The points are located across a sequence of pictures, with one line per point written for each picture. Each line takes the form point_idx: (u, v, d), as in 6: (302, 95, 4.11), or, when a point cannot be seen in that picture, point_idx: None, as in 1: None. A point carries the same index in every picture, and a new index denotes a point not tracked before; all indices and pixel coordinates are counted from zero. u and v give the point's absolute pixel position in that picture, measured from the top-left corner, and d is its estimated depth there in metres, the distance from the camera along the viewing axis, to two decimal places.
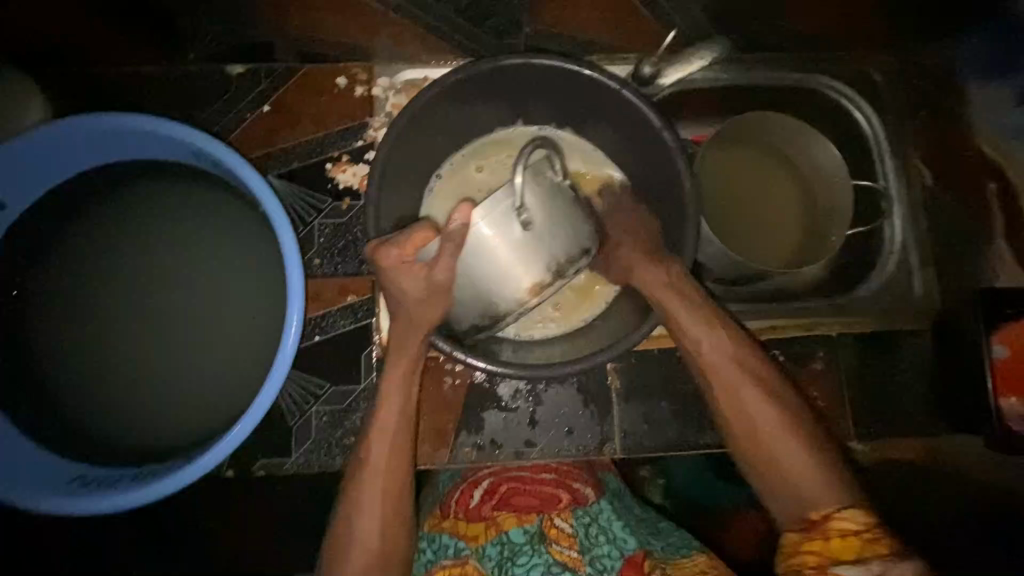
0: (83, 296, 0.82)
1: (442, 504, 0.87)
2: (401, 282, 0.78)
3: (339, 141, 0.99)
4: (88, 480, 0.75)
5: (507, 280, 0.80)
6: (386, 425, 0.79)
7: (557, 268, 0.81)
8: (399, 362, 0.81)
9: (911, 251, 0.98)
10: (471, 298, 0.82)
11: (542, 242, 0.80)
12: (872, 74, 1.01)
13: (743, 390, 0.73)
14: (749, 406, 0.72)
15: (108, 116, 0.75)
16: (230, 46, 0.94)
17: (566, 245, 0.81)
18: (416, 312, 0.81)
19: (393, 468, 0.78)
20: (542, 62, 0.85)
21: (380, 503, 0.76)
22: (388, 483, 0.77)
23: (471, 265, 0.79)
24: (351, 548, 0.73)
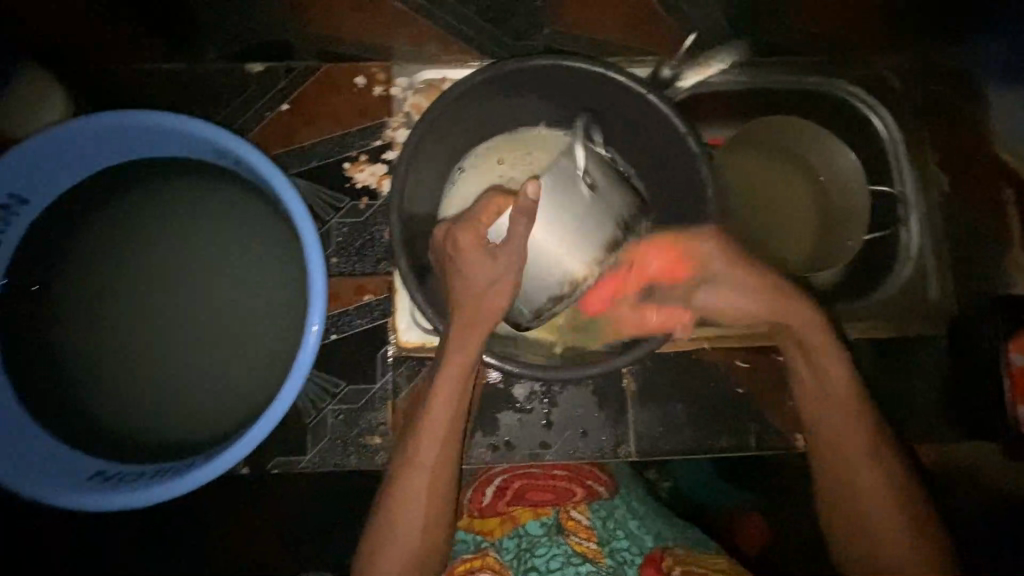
0: (110, 291, 0.85)
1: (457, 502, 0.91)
2: (471, 269, 0.75)
3: (358, 140, 0.99)
4: (112, 475, 0.77)
5: (573, 251, 0.79)
6: (437, 425, 0.79)
7: (623, 223, 0.82)
8: (448, 369, 0.79)
9: (927, 256, 1.00)
10: (543, 275, 0.80)
11: (608, 203, 0.81)
12: (890, 78, 1.03)
13: (828, 385, 0.83)
14: (850, 448, 0.81)
15: (132, 116, 0.76)
16: (251, 43, 0.95)
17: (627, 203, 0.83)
18: (482, 301, 0.77)
19: (441, 471, 0.78)
20: (569, 63, 0.84)
21: (424, 502, 0.78)
22: (434, 484, 0.78)
23: (542, 241, 0.79)
24: (393, 549, 0.77)
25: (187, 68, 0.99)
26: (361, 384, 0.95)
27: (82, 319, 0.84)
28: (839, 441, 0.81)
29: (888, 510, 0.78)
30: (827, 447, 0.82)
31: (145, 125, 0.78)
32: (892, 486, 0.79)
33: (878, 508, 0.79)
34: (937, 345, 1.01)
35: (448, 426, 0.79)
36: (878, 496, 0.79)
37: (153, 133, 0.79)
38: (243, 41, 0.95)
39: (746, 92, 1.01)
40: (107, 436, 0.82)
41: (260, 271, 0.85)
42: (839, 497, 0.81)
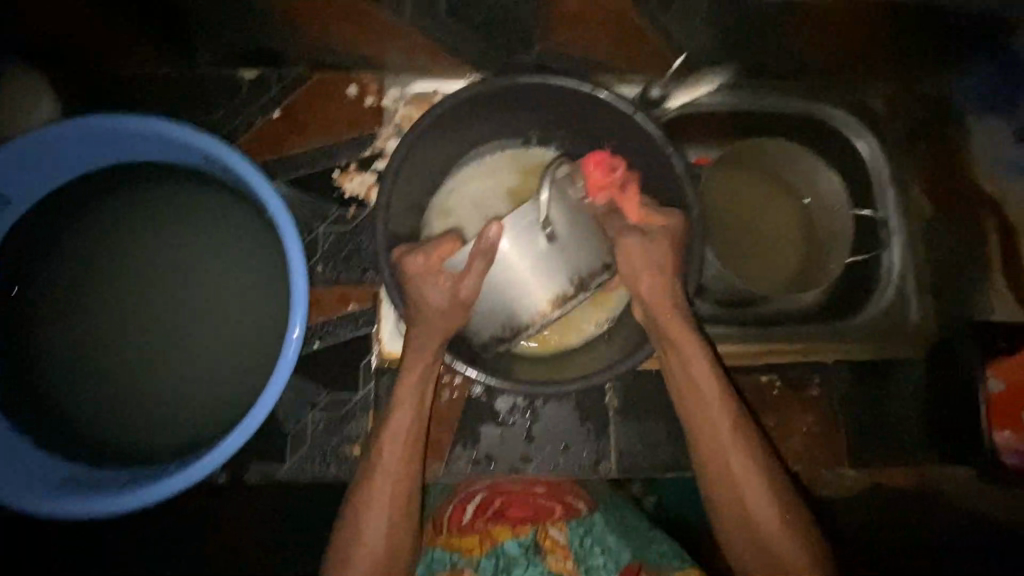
0: (92, 293, 0.84)
1: (435, 519, 0.88)
2: (426, 290, 0.78)
3: (348, 149, 1.00)
4: (84, 480, 0.77)
5: (529, 294, 0.82)
6: (398, 433, 0.79)
7: (579, 281, 0.83)
8: (411, 374, 0.81)
9: (907, 279, 1.02)
10: (490, 312, 0.84)
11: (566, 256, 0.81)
12: (873, 104, 1.06)
13: (719, 431, 0.78)
14: (721, 441, 0.77)
15: (121, 119, 0.76)
16: (245, 50, 0.96)
17: (589, 260, 0.82)
18: (439, 319, 0.79)
19: (405, 481, 0.78)
20: (559, 82, 0.84)
21: (386, 510, 0.77)
22: (397, 496, 0.78)
23: (504, 274, 0.82)
24: (356, 554, 0.75)
25: (179, 73, 0.99)
26: (342, 393, 0.95)
27: (62, 321, 0.83)
28: (703, 432, 0.78)
29: (768, 500, 0.75)
30: (706, 444, 0.78)
31: (130, 129, 0.78)
32: (771, 477, 0.77)
33: (762, 507, 0.75)
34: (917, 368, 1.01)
35: (412, 434, 0.80)
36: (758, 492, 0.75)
37: (140, 137, 0.79)
38: (236, 47, 0.95)
39: (732, 113, 1.04)
40: (82, 440, 0.81)
41: (244, 277, 0.85)
42: (722, 500, 0.77)
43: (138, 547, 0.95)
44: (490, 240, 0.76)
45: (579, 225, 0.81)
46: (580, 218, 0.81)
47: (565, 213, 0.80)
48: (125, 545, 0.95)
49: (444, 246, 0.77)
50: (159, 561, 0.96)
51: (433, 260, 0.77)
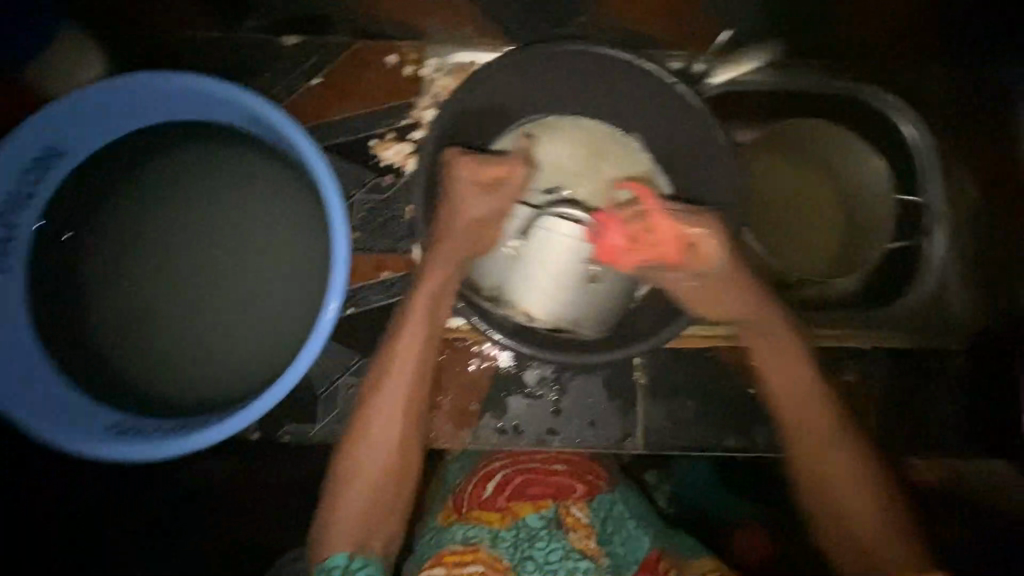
0: (139, 250, 0.87)
1: (454, 496, 0.85)
2: (467, 205, 0.82)
3: (386, 118, 1.00)
4: (132, 428, 0.79)
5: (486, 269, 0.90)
6: (411, 347, 0.83)
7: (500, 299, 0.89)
8: (428, 285, 0.83)
9: (952, 268, 0.99)
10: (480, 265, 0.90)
11: (517, 273, 0.87)
12: (924, 86, 1.02)
13: (803, 402, 0.82)
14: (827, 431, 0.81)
15: (173, 78, 0.77)
16: (289, 16, 0.97)
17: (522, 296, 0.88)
18: (465, 238, 0.83)
19: (415, 393, 0.82)
20: (600, 50, 0.84)
21: (389, 448, 0.80)
22: (408, 405, 0.82)
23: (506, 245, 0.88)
24: (362, 460, 0.79)
25: (221, 37, 1.00)
26: (373, 358, 0.96)
27: (110, 276, 0.86)
28: (806, 426, 0.82)
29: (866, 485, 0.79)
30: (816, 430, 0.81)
31: (181, 87, 0.79)
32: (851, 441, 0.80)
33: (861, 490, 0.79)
34: (956, 359, 0.99)
35: (423, 347, 0.83)
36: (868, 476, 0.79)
37: (189, 95, 0.81)
38: (280, 12, 0.96)
39: (768, 96, 1.00)
40: (126, 391, 0.84)
41: (284, 239, 0.86)
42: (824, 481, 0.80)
43: (138, 545, 0.97)
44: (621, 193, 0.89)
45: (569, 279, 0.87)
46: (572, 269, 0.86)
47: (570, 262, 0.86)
48: (125, 545, 0.97)
49: (502, 168, 0.84)
50: (160, 559, 0.97)
51: (483, 175, 0.82)
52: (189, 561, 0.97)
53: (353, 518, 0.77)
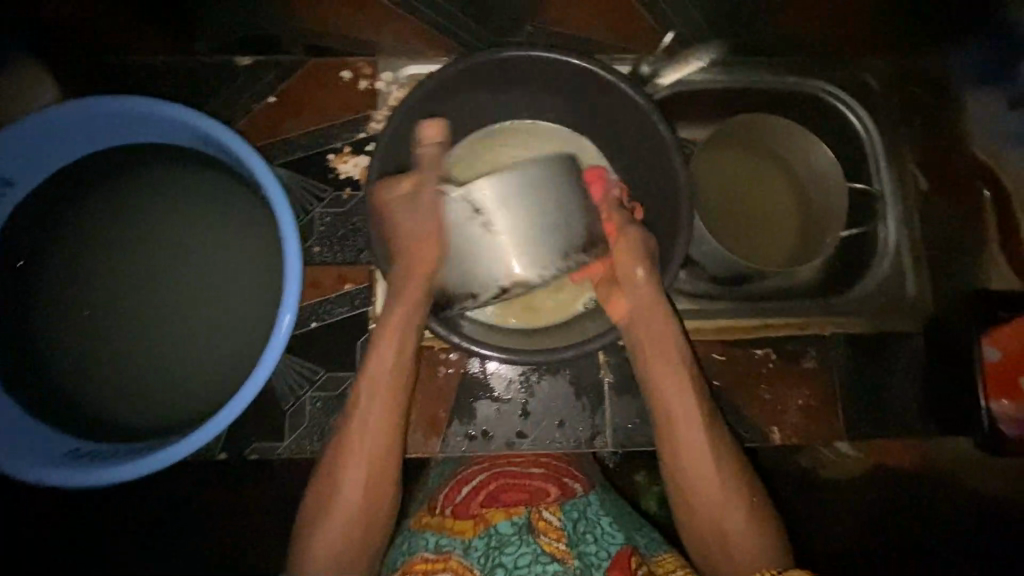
0: (95, 275, 0.86)
1: (431, 500, 0.86)
2: (400, 218, 0.81)
3: (342, 132, 1.01)
4: (87, 454, 0.78)
5: (478, 274, 0.80)
6: (386, 370, 0.82)
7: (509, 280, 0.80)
8: (401, 308, 0.82)
9: (904, 252, 1.01)
10: (459, 275, 0.82)
11: (488, 251, 0.79)
12: (868, 79, 1.05)
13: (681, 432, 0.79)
14: (689, 441, 0.79)
15: (117, 101, 0.78)
16: (239, 36, 0.97)
17: (513, 260, 0.79)
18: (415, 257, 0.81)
19: (391, 414, 0.81)
20: (540, 54, 0.85)
21: (366, 478, 0.78)
22: (385, 427, 0.80)
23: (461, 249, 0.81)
24: (339, 486, 0.77)
25: (177, 61, 1.01)
26: (339, 370, 0.96)
27: (67, 301, 0.85)
28: (676, 437, 0.79)
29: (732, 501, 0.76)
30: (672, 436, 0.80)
31: (126, 109, 0.79)
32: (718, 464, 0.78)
33: (725, 503, 0.76)
34: (916, 340, 1.01)
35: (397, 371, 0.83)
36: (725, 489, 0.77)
37: (135, 117, 0.81)
38: (231, 33, 0.97)
39: (726, 91, 1.03)
40: (87, 418, 0.83)
41: (237, 255, 0.87)
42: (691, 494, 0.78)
43: (138, 545, 0.97)
44: (432, 131, 0.83)
45: (578, 193, 0.83)
46: (582, 195, 0.84)
47: (571, 180, 0.83)
48: (125, 545, 0.97)
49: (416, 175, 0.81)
50: (160, 559, 0.97)
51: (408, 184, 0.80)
52: (188, 562, 0.97)
53: (335, 543, 0.74)
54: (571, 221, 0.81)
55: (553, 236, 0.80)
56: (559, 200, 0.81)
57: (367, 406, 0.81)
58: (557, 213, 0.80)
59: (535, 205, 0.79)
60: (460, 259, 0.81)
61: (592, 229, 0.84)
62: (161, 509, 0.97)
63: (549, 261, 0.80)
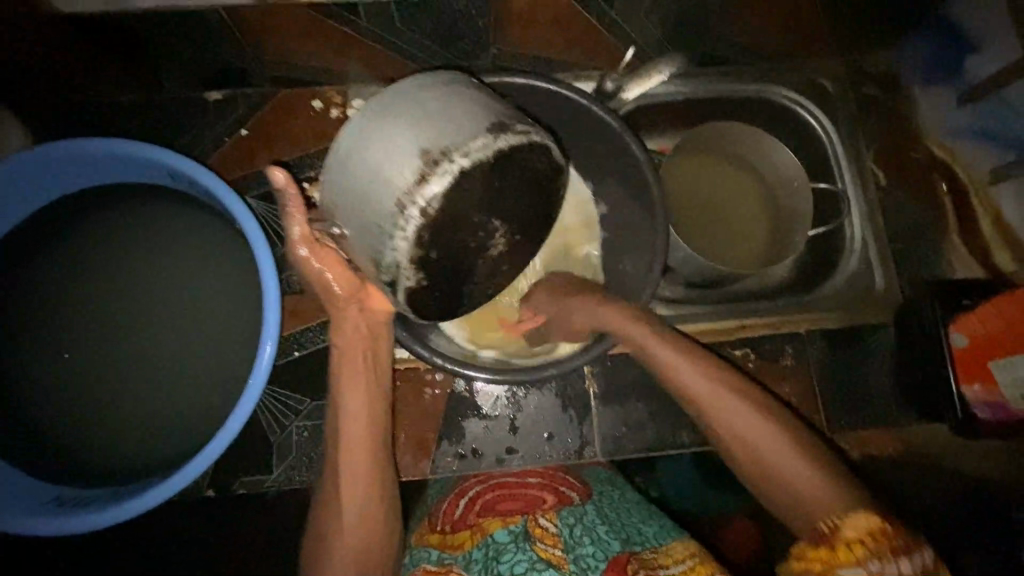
0: (64, 316, 0.85)
1: (431, 516, 0.87)
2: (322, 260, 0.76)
3: (317, 161, 1.03)
4: (69, 501, 0.78)
5: (366, 246, 0.64)
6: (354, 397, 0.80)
7: (385, 234, 0.62)
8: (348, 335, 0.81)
9: (870, 245, 1.04)
10: (360, 262, 0.68)
11: (357, 230, 0.65)
12: (824, 83, 1.08)
13: (727, 413, 0.75)
14: (714, 410, 0.76)
15: (88, 145, 0.80)
16: (207, 72, 0.98)
17: (371, 210, 0.62)
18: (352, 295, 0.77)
19: (366, 440, 0.79)
20: (511, 79, 0.87)
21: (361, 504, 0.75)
22: (363, 455, 0.78)
23: (349, 247, 0.68)
24: (336, 517, 0.74)
25: (147, 98, 1.02)
26: (325, 399, 0.96)
27: (39, 343, 0.84)
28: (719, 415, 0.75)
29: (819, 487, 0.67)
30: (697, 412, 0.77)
31: (97, 152, 0.80)
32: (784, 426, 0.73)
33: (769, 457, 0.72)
34: (888, 330, 1.04)
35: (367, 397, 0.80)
36: (767, 449, 0.72)
37: (107, 159, 0.82)
38: (198, 71, 0.98)
39: (690, 101, 1.07)
40: (65, 462, 0.82)
41: (213, 289, 0.86)
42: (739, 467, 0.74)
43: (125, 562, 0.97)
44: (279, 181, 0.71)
45: (394, 120, 0.61)
46: (395, 125, 0.61)
47: (383, 109, 0.61)
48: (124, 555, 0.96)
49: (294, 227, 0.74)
50: None
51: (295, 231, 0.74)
52: None
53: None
54: (393, 163, 0.60)
55: (384, 184, 0.61)
56: (368, 152, 0.61)
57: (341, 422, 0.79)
58: (372, 161, 0.61)
59: (348, 176, 0.63)
60: (352, 254, 0.68)
61: (423, 145, 0.60)
62: (150, 545, 0.97)
63: (391, 222, 0.61)
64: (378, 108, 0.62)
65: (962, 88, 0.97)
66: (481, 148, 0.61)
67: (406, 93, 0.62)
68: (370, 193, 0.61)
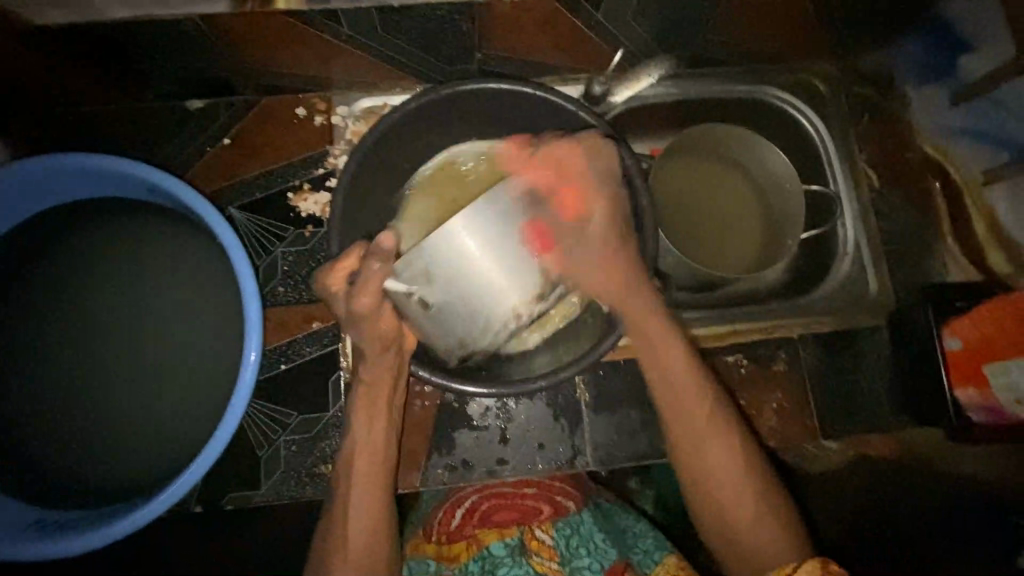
0: (43, 336, 0.83)
1: (425, 525, 0.86)
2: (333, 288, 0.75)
3: (301, 170, 1.01)
4: (53, 525, 0.78)
5: (462, 331, 0.77)
6: (375, 411, 0.81)
7: (487, 330, 0.78)
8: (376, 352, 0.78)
9: (864, 248, 1.03)
10: (443, 336, 0.76)
11: (454, 319, 0.75)
12: (816, 83, 1.08)
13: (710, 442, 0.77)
14: (697, 430, 0.78)
15: (63, 162, 0.78)
16: (186, 83, 0.96)
17: (486, 314, 0.76)
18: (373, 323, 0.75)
19: (381, 453, 0.81)
20: (500, 86, 0.86)
21: (368, 516, 0.77)
22: (377, 468, 0.80)
23: (430, 318, 0.74)
24: (344, 527, 0.76)
25: (127, 109, 1.00)
26: (313, 412, 0.95)
27: (19, 365, 0.83)
28: (691, 446, 0.78)
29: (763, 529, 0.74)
30: (676, 415, 0.79)
31: (74, 170, 0.79)
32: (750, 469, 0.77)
33: (733, 493, 0.76)
34: (881, 334, 1.03)
35: (385, 409, 0.82)
36: (733, 475, 0.76)
37: (84, 176, 0.81)
38: (177, 82, 0.95)
39: (677, 104, 1.06)
40: (50, 485, 0.81)
41: (194, 306, 0.85)
42: (695, 482, 0.77)
43: None
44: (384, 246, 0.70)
45: (511, 244, 0.73)
46: (515, 248, 0.73)
47: (502, 230, 0.71)
48: None
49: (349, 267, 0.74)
50: None
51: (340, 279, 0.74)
52: None
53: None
54: (512, 283, 0.75)
55: (506, 297, 0.76)
56: (500, 270, 0.73)
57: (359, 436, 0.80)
58: (496, 279, 0.74)
59: (467, 282, 0.72)
60: (430, 325, 0.75)
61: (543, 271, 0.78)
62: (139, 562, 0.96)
63: (495, 326, 0.78)
64: (507, 224, 0.72)
65: (956, 86, 0.96)
66: (553, 293, 0.82)
67: (532, 210, 0.73)
68: (494, 304, 0.75)
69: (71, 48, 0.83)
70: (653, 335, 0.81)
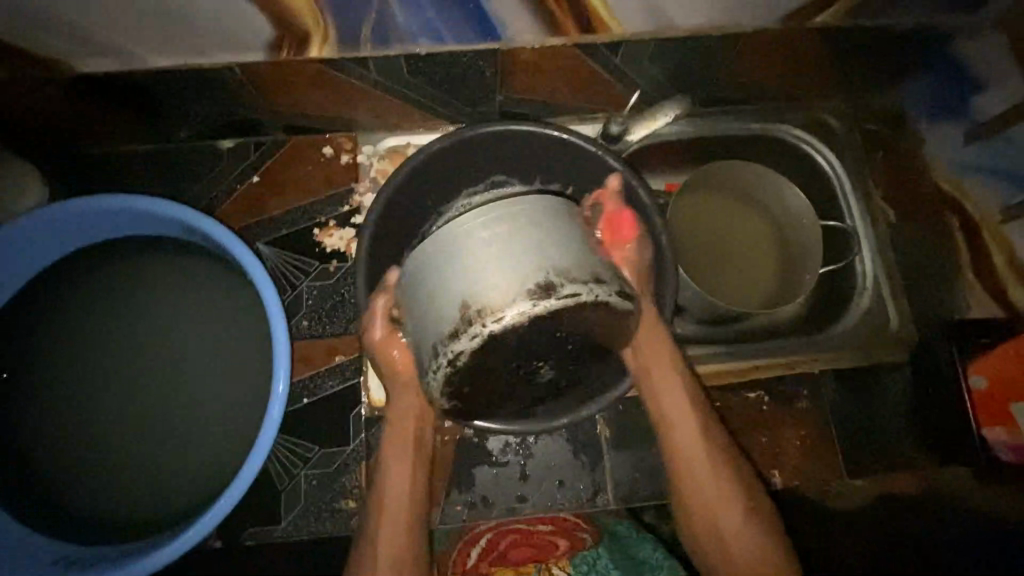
0: (76, 369, 0.86)
1: (442, 567, 0.89)
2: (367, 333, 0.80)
3: (326, 208, 1.04)
4: (77, 560, 0.78)
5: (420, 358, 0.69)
6: (403, 431, 0.82)
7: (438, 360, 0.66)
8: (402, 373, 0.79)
9: (883, 285, 1.03)
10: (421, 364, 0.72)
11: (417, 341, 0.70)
12: (828, 120, 1.09)
13: (698, 459, 0.80)
14: (698, 467, 0.80)
15: (101, 201, 0.81)
16: (219, 124, 1.00)
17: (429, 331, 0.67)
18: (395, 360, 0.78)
19: (410, 475, 0.81)
20: (521, 129, 0.89)
21: (395, 540, 0.78)
22: (403, 491, 0.81)
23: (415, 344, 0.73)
24: (373, 552, 0.78)
25: (161, 148, 1.04)
26: (334, 446, 0.95)
27: (52, 396, 0.85)
28: (682, 461, 0.81)
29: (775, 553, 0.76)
30: (671, 434, 0.82)
31: (111, 208, 0.82)
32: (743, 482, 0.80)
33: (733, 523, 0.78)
34: (903, 370, 1.02)
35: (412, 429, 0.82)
36: (733, 508, 0.78)
37: (120, 214, 0.84)
38: (210, 124, 1.00)
39: (693, 142, 1.09)
40: (77, 516, 0.82)
41: (223, 340, 0.87)
42: (703, 516, 0.80)
43: None
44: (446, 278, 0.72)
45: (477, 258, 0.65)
46: (493, 235, 0.66)
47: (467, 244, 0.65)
48: None
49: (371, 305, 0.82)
50: None
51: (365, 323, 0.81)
52: None
53: None
54: (482, 273, 0.64)
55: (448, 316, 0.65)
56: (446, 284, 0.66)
57: (388, 456, 0.82)
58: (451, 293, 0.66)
59: (430, 271, 0.68)
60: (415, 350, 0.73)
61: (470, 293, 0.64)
62: None
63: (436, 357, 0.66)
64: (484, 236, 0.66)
65: (970, 125, 0.97)
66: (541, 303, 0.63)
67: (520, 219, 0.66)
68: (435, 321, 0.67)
69: (113, 92, 0.87)
70: (658, 364, 0.81)
